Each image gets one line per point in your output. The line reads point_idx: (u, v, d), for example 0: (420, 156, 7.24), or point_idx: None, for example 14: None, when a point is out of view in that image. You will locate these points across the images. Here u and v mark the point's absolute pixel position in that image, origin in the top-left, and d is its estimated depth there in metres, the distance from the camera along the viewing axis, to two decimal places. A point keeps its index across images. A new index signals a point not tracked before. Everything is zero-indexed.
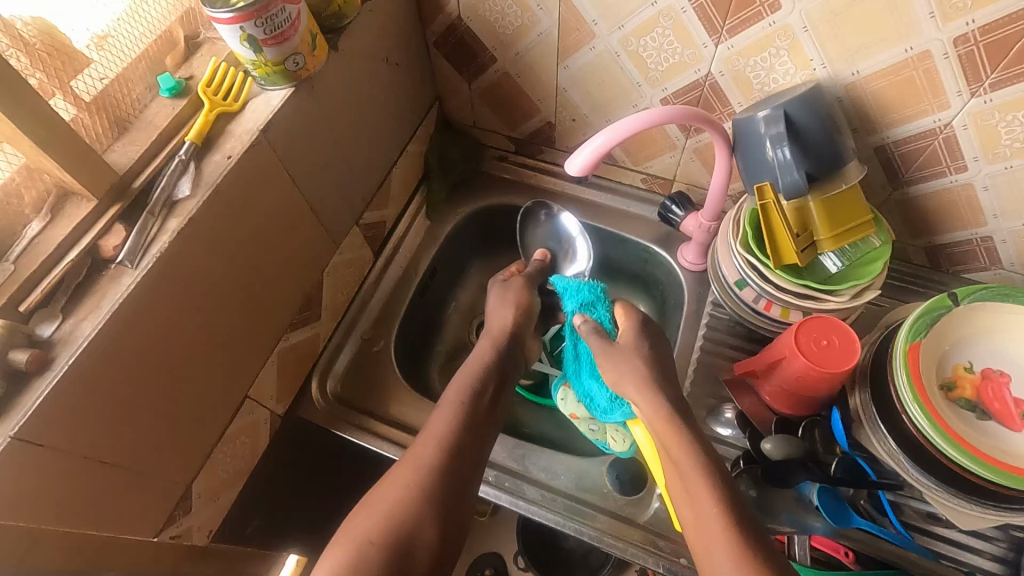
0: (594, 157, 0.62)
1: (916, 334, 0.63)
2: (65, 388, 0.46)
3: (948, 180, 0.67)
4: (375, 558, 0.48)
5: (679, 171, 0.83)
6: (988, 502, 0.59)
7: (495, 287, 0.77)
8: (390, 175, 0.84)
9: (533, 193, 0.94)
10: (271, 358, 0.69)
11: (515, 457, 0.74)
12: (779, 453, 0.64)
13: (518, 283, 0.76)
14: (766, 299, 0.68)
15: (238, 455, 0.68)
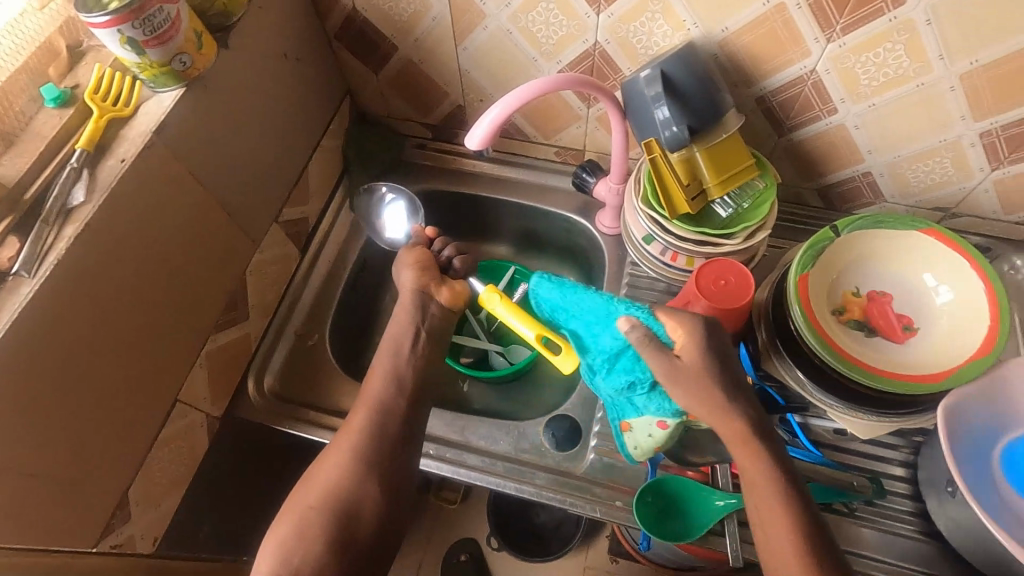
0: (491, 130, 0.64)
1: (804, 267, 0.67)
2: None
3: (824, 122, 0.73)
4: (319, 520, 0.59)
5: (587, 140, 0.87)
6: (884, 411, 0.65)
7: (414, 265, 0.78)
8: (307, 171, 0.85)
9: (455, 177, 0.97)
10: (199, 360, 0.70)
11: (455, 429, 0.77)
12: None
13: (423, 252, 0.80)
14: (671, 250, 0.73)
15: (176, 460, 0.69)
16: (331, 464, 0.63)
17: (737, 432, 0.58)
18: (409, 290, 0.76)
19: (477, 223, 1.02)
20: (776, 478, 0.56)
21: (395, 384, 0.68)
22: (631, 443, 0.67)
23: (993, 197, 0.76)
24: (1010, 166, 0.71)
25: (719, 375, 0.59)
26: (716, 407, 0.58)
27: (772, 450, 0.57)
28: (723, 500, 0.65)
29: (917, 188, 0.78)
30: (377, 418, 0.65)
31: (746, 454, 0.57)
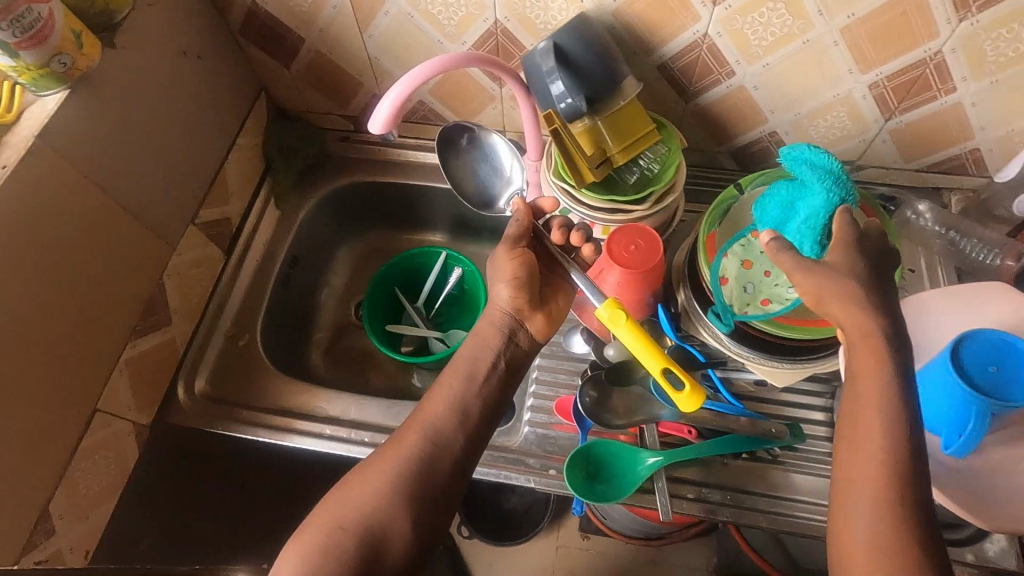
0: (392, 113, 0.64)
1: (710, 226, 0.70)
2: None
3: (724, 86, 0.75)
4: (344, 551, 0.52)
5: (505, 121, 0.88)
6: (797, 358, 0.67)
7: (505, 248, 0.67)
8: (224, 171, 0.84)
9: (382, 168, 0.97)
10: (118, 367, 0.69)
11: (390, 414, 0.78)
12: (618, 355, 0.72)
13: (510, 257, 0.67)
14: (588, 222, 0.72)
15: (102, 471, 0.67)
16: (368, 483, 0.56)
17: (867, 344, 0.48)
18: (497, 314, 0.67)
19: (410, 212, 1.02)
20: (897, 406, 0.47)
21: (466, 391, 0.63)
22: (738, 245, 0.68)
23: (891, 146, 0.79)
24: (902, 114, 0.74)
25: (866, 297, 0.50)
26: (850, 318, 0.49)
27: (900, 378, 0.48)
28: (651, 458, 0.67)
29: (822, 143, 0.80)
30: (440, 423, 0.60)
31: (870, 376, 0.48)
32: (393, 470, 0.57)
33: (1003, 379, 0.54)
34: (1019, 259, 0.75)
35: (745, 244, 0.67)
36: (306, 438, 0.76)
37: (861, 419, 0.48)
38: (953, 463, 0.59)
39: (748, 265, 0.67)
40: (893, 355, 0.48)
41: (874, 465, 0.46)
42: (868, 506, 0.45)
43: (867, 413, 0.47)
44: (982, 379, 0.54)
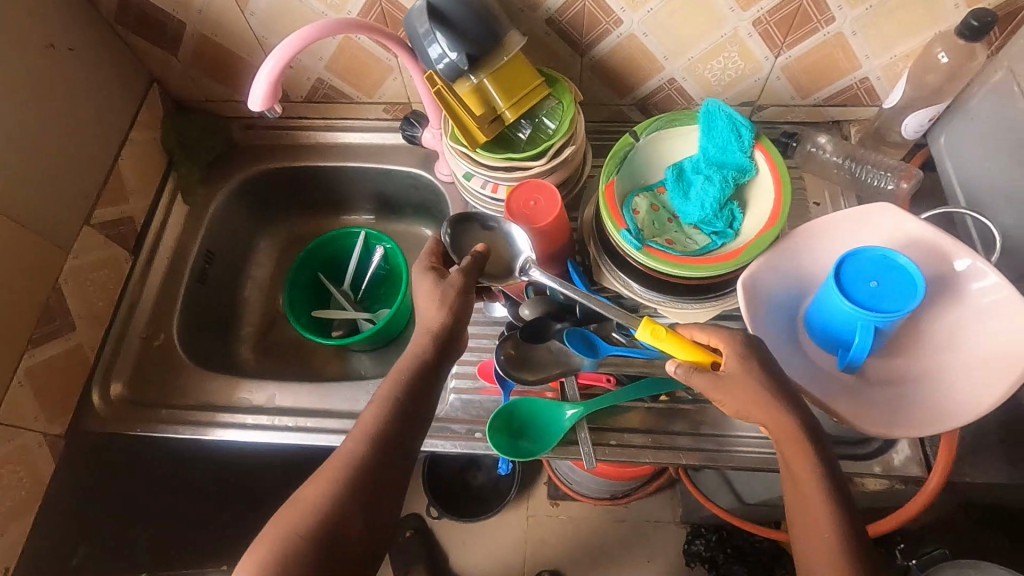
0: (270, 86, 0.63)
1: (609, 175, 0.69)
2: None
3: (615, 35, 0.75)
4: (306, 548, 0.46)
5: (408, 92, 0.86)
6: (708, 296, 0.68)
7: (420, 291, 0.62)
8: (118, 168, 0.81)
9: (293, 152, 0.95)
10: (16, 377, 0.66)
11: (315, 397, 0.77)
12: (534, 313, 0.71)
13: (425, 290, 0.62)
14: (492, 182, 0.72)
15: (11, 484, 0.65)
16: (320, 489, 0.49)
17: (782, 432, 0.51)
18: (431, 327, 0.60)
19: (329, 195, 1.00)
20: (811, 454, 0.50)
21: (400, 389, 0.55)
22: (636, 195, 0.70)
23: (785, 84, 0.80)
24: (789, 50, 0.75)
25: (772, 386, 0.52)
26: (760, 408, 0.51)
27: (823, 448, 0.51)
28: (571, 411, 0.68)
29: (719, 86, 0.81)
30: (381, 424, 0.53)
31: (797, 456, 0.51)
32: (339, 476, 0.49)
33: (883, 292, 0.56)
34: (912, 181, 0.78)
35: (651, 195, 0.71)
36: (230, 430, 0.75)
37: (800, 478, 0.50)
38: (849, 378, 0.62)
39: (656, 209, 0.70)
40: (811, 432, 0.51)
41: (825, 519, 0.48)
42: (830, 545, 0.48)
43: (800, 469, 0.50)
44: (861, 294, 0.56)
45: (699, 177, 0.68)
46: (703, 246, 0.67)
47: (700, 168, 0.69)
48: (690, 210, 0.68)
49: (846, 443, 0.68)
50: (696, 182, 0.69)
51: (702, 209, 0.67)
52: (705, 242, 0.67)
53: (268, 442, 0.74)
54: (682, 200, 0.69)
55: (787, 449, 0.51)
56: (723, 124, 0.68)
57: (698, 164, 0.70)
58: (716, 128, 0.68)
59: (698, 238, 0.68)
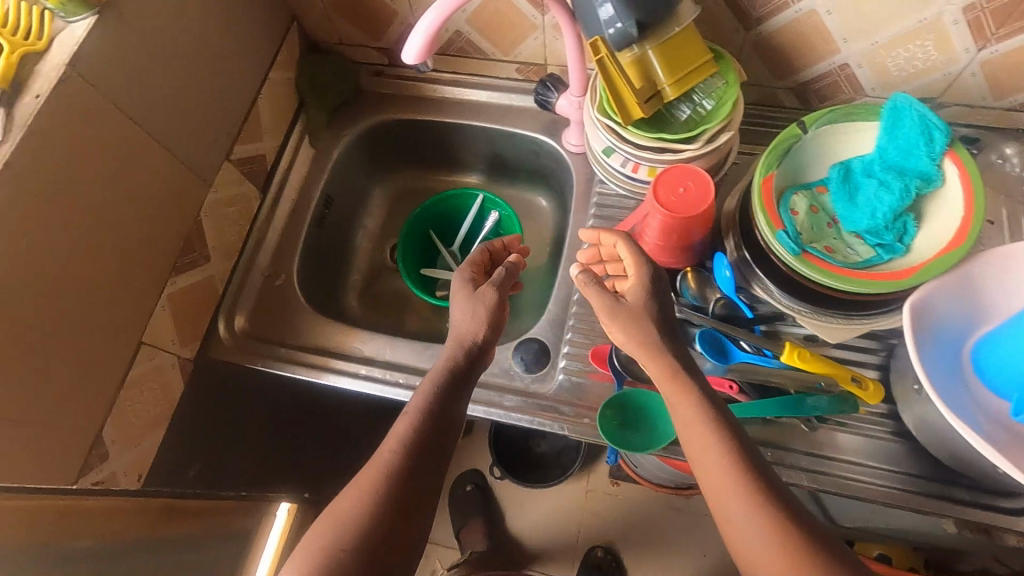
0: (427, 39, 0.60)
1: (768, 168, 0.63)
2: None
3: (793, 10, 0.67)
4: (352, 561, 0.46)
5: (547, 53, 0.82)
6: (854, 313, 0.63)
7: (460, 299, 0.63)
8: (256, 106, 0.82)
9: (417, 105, 0.93)
10: (160, 302, 0.70)
11: (424, 357, 0.77)
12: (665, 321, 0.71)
13: (463, 295, 0.64)
14: (633, 161, 0.69)
15: (148, 402, 0.70)
16: (359, 490, 0.50)
17: (671, 383, 0.55)
18: (467, 326, 0.61)
19: (445, 152, 0.99)
20: (717, 420, 0.52)
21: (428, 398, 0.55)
22: (796, 191, 0.64)
23: (980, 81, 0.70)
24: (999, 43, 0.65)
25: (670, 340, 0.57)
26: (646, 348, 0.56)
27: (704, 385, 0.55)
28: None
29: (899, 78, 0.72)
30: (405, 431, 0.53)
31: (685, 400, 0.54)
32: (377, 484, 0.50)
33: None
34: None
35: (810, 194, 0.64)
36: (343, 377, 0.77)
37: (696, 438, 0.52)
38: (1016, 428, 0.56)
39: (816, 210, 0.64)
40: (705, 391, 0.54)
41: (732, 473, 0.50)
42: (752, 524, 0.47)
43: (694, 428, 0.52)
44: None
45: (872, 181, 0.62)
46: (867, 259, 0.61)
47: (872, 171, 0.63)
48: (857, 216, 0.62)
49: (988, 492, 0.63)
50: (867, 187, 0.62)
51: (872, 219, 0.61)
52: (870, 254, 0.61)
53: (375, 393, 0.76)
54: (848, 206, 0.63)
55: (686, 417, 0.53)
56: (920, 121, 0.60)
57: (871, 166, 0.63)
58: (909, 125, 0.60)
59: (862, 249, 0.61)
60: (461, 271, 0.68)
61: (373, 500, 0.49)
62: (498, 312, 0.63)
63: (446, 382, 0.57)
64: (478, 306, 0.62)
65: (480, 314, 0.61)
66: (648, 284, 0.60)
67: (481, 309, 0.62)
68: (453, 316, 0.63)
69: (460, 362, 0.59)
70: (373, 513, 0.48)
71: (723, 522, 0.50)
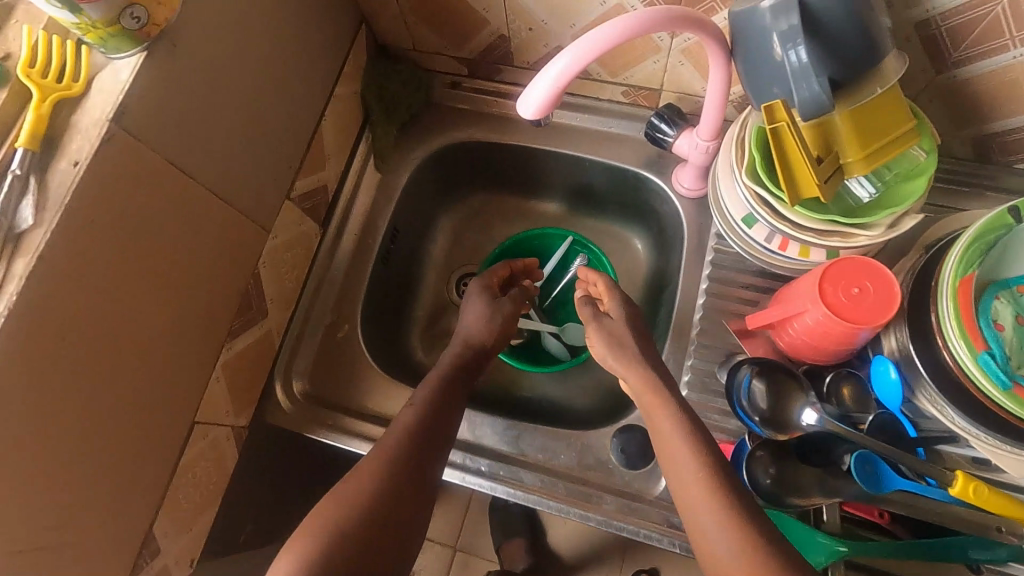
0: (555, 91, 0.47)
1: (968, 265, 0.51)
2: None
3: (1012, 55, 0.53)
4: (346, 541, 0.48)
5: (666, 79, 0.68)
6: None
7: (477, 301, 0.71)
8: (320, 130, 0.70)
9: (498, 125, 0.80)
10: (215, 373, 0.61)
11: (508, 439, 0.67)
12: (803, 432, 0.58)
13: (480, 303, 0.71)
14: (781, 236, 0.56)
15: (202, 482, 0.62)
16: (360, 477, 0.52)
17: (645, 387, 0.58)
18: (482, 323, 0.70)
19: (524, 177, 0.86)
20: (686, 429, 0.54)
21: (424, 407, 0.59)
22: (1002, 297, 0.50)
23: None
24: None
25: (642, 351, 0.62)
26: (625, 356, 0.61)
27: (683, 401, 0.57)
28: (836, 547, 0.54)
29: None
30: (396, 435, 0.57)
31: (657, 408, 0.57)
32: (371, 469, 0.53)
33: None
34: None
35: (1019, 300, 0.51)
36: None
37: (671, 448, 0.54)
38: None
39: None
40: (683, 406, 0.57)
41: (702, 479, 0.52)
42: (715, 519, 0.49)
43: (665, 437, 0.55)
44: None
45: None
46: None
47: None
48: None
49: None
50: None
51: None
52: None
53: (452, 480, 0.65)
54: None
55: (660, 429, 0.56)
56: None
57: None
58: None
59: None
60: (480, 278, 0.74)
61: (377, 489, 0.51)
62: (510, 323, 0.71)
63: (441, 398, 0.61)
64: (498, 311, 0.71)
65: (495, 320, 0.70)
66: (625, 302, 0.67)
67: (497, 315, 0.70)
68: (468, 315, 0.71)
69: (453, 370, 0.65)
70: (375, 495, 0.51)
71: (695, 531, 0.51)
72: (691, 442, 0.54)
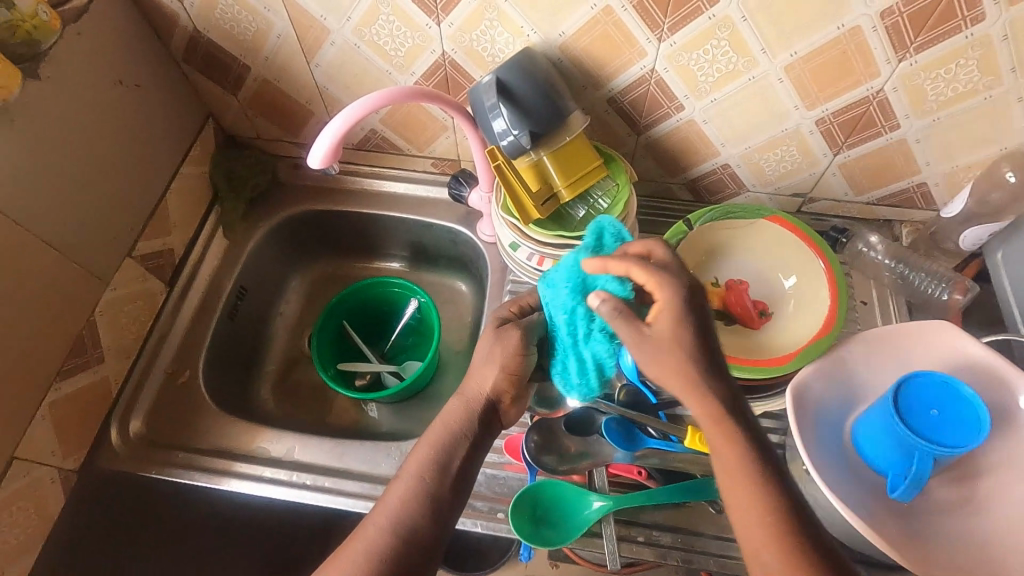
0: (333, 145, 0.63)
1: None
2: None
3: (674, 119, 0.75)
4: None
5: (459, 150, 0.87)
6: (743, 395, 0.67)
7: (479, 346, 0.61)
8: (166, 200, 0.81)
9: (337, 196, 0.95)
10: (41, 412, 0.65)
11: (335, 455, 0.75)
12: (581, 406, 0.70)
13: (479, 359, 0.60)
14: (538, 255, 0.71)
15: (19, 522, 0.64)
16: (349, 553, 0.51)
17: (705, 414, 0.50)
18: (478, 403, 0.58)
19: (365, 241, 1.00)
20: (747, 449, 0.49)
21: (438, 470, 0.55)
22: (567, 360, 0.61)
23: (840, 180, 0.79)
24: (849, 149, 0.74)
25: (694, 338, 0.51)
26: (682, 378, 0.50)
27: (742, 426, 0.50)
28: (598, 502, 0.65)
29: (773, 175, 0.81)
30: (391, 527, 0.52)
31: (716, 427, 0.49)
32: (364, 549, 0.50)
33: (942, 424, 0.54)
34: (966, 293, 0.76)
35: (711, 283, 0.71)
36: (245, 482, 0.73)
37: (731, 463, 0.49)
38: (897, 506, 0.59)
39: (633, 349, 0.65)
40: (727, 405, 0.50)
41: (757, 511, 0.47)
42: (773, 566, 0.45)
43: (724, 454, 0.49)
44: (920, 422, 0.54)
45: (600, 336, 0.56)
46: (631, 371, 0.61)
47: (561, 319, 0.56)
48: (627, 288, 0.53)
49: None
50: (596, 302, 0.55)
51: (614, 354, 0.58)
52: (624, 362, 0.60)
53: (281, 497, 0.72)
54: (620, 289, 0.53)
55: (729, 465, 0.49)
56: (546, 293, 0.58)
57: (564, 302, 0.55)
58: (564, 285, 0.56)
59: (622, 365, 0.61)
60: (499, 308, 0.63)
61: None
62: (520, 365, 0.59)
63: (434, 479, 0.55)
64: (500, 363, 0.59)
65: (493, 369, 0.59)
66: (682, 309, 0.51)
67: (499, 365, 0.59)
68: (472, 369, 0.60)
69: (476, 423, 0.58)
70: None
71: (752, 565, 0.47)
72: (746, 457, 0.48)
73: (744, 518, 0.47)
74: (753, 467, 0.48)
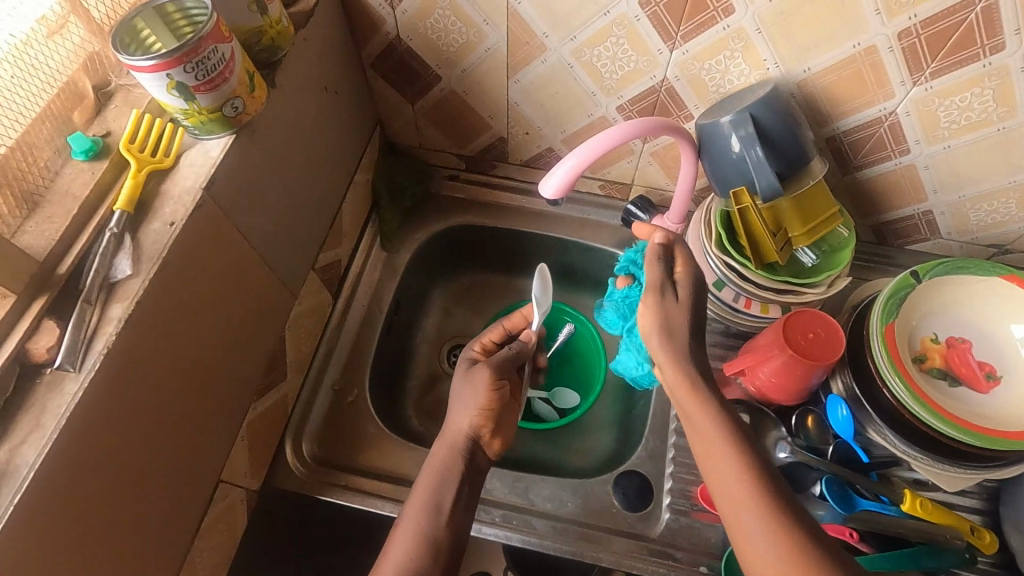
0: (570, 178, 0.60)
1: (888, 316, 0.66)
2: (26, 525, 0.39)
3: (893, 162, 0.71)
4: None
5: (637, 175, 0.83)
6: (972, 465, 0.64)
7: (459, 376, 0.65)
8: (341, 213, 0.78)
9: (489, 211, 0.91)
10: (240, 434, 0.62)
11: (518, 491, 0.71)
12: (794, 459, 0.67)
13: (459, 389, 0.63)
14: (745, 296, 0.70)
15: (217, 548, 0.61)
16: None
17: (683, 389, 0.52)
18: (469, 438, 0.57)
19: (510, 258, 0.97)
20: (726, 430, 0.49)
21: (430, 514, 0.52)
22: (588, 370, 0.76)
23: None
24: None
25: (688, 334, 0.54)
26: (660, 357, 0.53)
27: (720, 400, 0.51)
28: None
29: (976, 226, 0.76)
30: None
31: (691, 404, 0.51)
32: None
33: None
34: None
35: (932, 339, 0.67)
36: None
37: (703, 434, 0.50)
38: None
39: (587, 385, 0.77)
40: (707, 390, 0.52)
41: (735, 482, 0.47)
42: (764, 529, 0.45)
43: (713, 453, 0.49)
44: None
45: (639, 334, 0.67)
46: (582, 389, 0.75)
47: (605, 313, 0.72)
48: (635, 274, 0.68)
49: None
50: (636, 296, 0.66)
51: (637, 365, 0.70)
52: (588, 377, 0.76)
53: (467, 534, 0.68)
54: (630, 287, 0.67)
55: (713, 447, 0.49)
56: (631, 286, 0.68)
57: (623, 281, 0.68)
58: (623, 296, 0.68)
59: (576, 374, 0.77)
60: (466, 349, 0.71)
61: None
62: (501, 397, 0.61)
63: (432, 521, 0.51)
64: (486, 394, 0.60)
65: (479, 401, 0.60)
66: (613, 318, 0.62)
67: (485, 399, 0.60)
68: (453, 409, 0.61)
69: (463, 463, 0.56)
70: None
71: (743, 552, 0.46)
72: (730, 452, 0.48)
73: (719, 472, 0.48)
74: (743, 453, 0.48)
